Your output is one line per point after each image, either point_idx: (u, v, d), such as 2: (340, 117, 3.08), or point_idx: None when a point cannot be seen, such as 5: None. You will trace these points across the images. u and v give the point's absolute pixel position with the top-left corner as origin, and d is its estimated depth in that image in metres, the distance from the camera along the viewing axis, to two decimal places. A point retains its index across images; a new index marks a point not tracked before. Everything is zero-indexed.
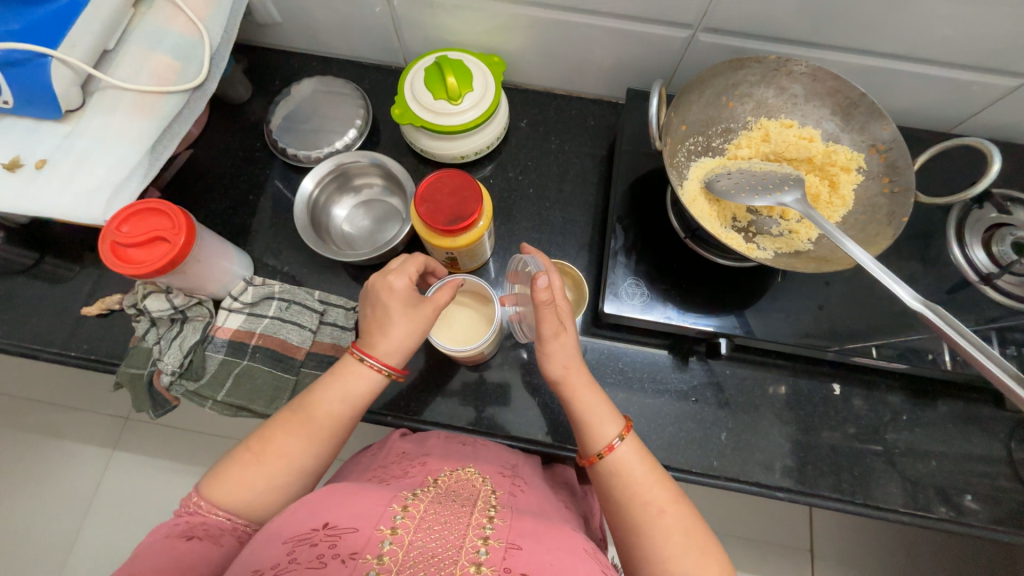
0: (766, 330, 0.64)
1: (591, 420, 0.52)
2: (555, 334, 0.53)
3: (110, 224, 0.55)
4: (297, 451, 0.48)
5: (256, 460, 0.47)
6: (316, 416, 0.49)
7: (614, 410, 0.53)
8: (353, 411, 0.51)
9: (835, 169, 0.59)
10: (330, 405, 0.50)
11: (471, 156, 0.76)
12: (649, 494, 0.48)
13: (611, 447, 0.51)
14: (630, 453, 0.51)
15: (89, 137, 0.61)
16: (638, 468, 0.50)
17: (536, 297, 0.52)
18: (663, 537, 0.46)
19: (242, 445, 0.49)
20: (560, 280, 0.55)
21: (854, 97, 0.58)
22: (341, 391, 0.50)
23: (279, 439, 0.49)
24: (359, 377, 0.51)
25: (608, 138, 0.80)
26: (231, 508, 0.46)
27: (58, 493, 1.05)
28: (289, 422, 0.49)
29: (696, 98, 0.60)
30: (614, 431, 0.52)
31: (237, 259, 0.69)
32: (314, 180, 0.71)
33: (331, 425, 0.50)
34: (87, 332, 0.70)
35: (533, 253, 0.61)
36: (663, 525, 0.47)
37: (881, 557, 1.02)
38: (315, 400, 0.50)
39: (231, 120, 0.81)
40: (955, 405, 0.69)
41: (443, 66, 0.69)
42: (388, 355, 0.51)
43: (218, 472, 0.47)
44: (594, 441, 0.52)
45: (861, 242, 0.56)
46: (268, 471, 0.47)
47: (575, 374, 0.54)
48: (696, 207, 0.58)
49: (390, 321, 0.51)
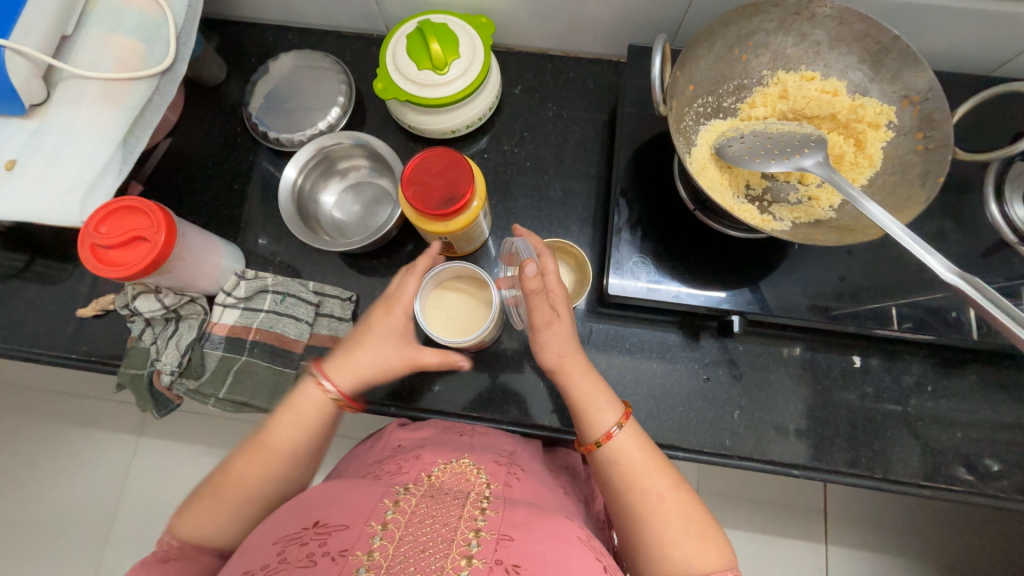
0: (782, 305, 0.60)
1: (588, 408, 0.51)
2: (547, 322, 0.51)
3: (87, 225, 0.53)
4: (256, 477, 0.48)
5: (217, 488, 0.48)
6: (272, 443, 0.49)
7: (612, 397, 0.52)
8: (309, 437, 0.51)
9: (861, 126, 0.54)
10: (285, 432, 0.50)
11: (462, 130, 0.70)
12: (648, 482, 0.47)
13: (608, 435, 0.49)
14: (628, 441, 0.50)
15: (57, 132, 0.58)
16: (637, 455, 0.49)
17: (525, 286, 0.49)
18: (662, 524, 0.45)
19: (205, 479, 0.49)
20: (554, 264, 0.54)
21: (885, 42, 0.51)
22: (296, 416, 0.51)
23: (240, 465, 0.49)
24: (312, 397, 0.51)
25: (609, 102, 0.74)
26: (196, 538, 0.46)
27: (87, 480, 1.10)
28: (246, 449, 0.50)
29: (704, 52, 0.54)
30: (612, 419, 0.50)
31: (226, 253, 0.67)
32: (296, 167, 0.67)
33: (286, 450, 0.50)
34: (86, 333, 0.69)
35: (524, 236, 0.59)
36: (663, 512, 0.46)
37: (898, 520, 1.02)
38: (270, 428, 0.50)
39: (209, 104, 0.77)
40: (983, 373, 0.65)
41: (426, 32, 0.63)
42: (349, 381, 0.52)
43: (188, 503, 0.48)
44: (591, 429, 0.50)
45: (889, 207, 0.51)
46: (228, 497, 0.47)
47: (569, 362, 0.52)
48: (705, 175, 0.53)
49: (365, 348, 0.52)
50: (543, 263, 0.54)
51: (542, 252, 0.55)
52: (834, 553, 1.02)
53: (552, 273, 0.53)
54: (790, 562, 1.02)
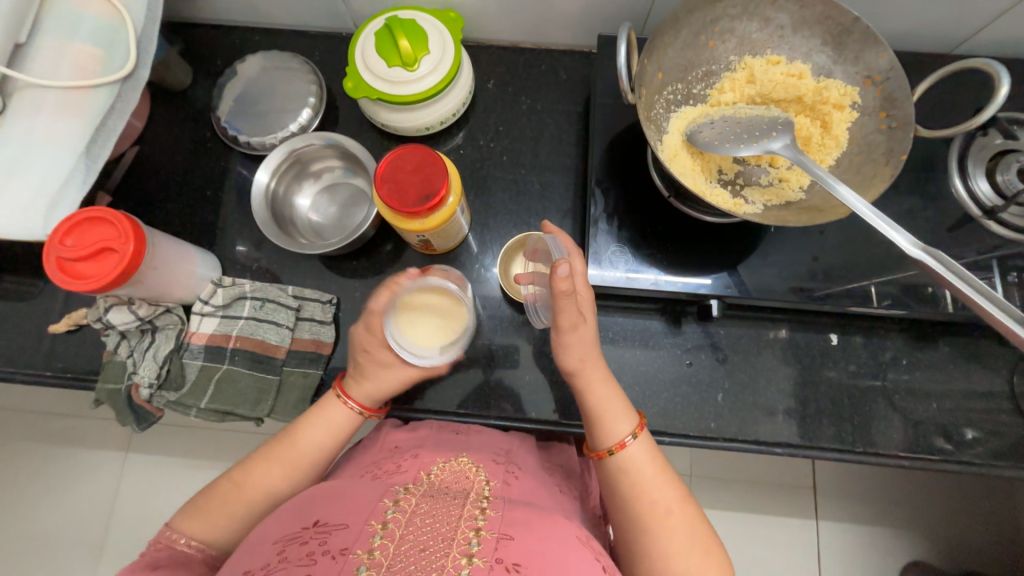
0: (759, 286, 0.61)
1: (605, 415, 0.52)
2: (573, 326, 0.52)
3: (53, 237, 0.52)
4: (275, 482, 0.51)
5: (237, 489, 0.50)
6: (299, 447, 0.53)
7: (629, 407, 0.53)
8: (334, 446, 0.56)
9: (827, 107, 0.54)
10: (312, 435, 0.54)
11: (437, 126, 0.70)
12: (657, 494, 0.49)
13: (622, 444, 0.51)
14: (640, 451, 0.51)
15: (15, 143, 0.56)
16: (649, 467, 0.50)
17: (557, 288, 0.49)
18: (669, 535, 0.47)
19: (224, 475, 0.52)
20: (582, 265, 0.53)
21: (846, 23, 0.52)
22: (323, 423, 0.55)
23: (261, 470, 0.52)
24: (339, 411, 0.56)
25: (582, 92, 0.74)
26: (202, 536, 0.48)
27: (74, 501, 1.07)
28: (270, 453, 0.53)
29: (671, 40, 0.54)
30: (627, 428, 0.52)
31: (202, 261, 0.66)
32: (268, 171, 0.66)
33: (313, 456, 0.54)
34: (60, 349, 0.68)
35: (555, 233, 0.58)
36: (670, 524, 0.48)
37: (884, 491, 1.04)
38: (298, 430, 0.54)
39: (176, 109, 0.76)
40: (954, 344, 0.67)
41: (394, 29, 0.62)
42: (371, 399, 0.58)
43: (197, 502, 0.50)
44: (606, 437, 0.52)
45: (856, 185, 0.52)
46: (248, 497, 0.50)
47: (590, 367, 0.54)
48: (678, 162, 0.54)
49: (378, 377, 0.57)
50: (573, 262, 0.54)
51: (572, 252, 0.55)
52: (823, 527, 1.04)
53: (579, 275, 0.53)
54: (782, 538, 1.04)
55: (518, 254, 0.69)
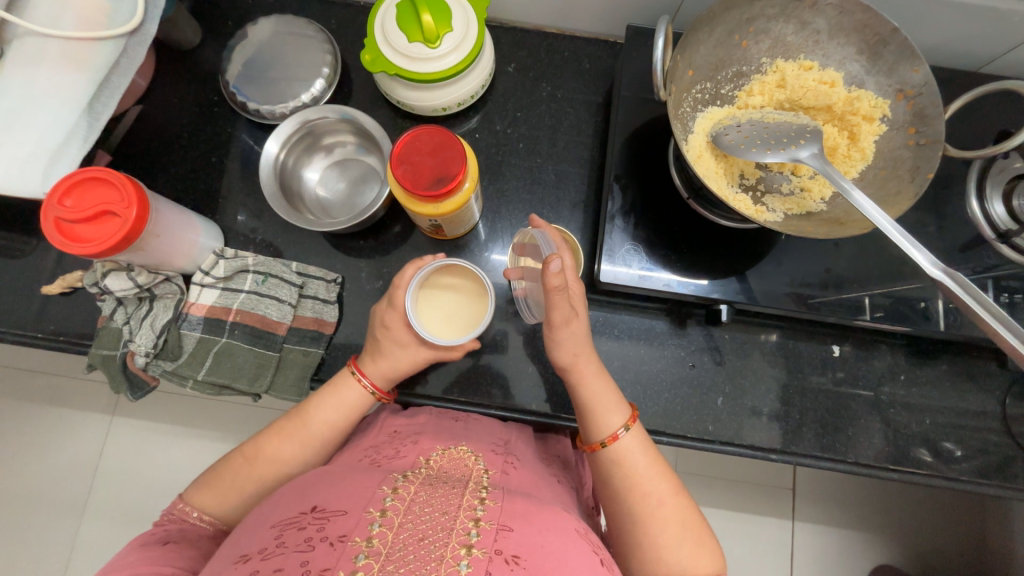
0: (769, 295, 0.61)
1: (597, 409, 0.53)
2: (565, 321, 0.51)
3: (51, 196, 0.50)
4: (285, 459, 0.52)
5: (250, 464, 0.51)
6: (312, 425, 0.53)
7: (622, 400, 0.54)
8: (346, 425, 0.55)
9: (856, 118, 0.54)
10: (323, 415, 0.54)
11: (454, 107, 0.68)
12: (650, 486, 0.49)
13: (614, 437, 0.51)
14: (632, 444, 0.51)
15: (13, 94, 0.53)
16: (641, 458, 0.51)
17: (548, 284, 0.48)
18: (661, 528, 0.48)
19: (237, 450, 0.52)
20: (572, 259, 0.52)
21: (884, 34, 0.51)
22: (336, 402, 0.55)
23: (271, 446, 0.52)
24: (353, 390, 0.56)
25: (604, 83, 0.73)
26: (213, 511, 0.49)
27: (58, 462, 1.06)
28: (284, 429, 0.53)
29: (705, 36, 0.53)
30: (618, 422, 0.52)
31: (204, 230, 0.64)
32: (278, 142, 0.64)
33: (325, 435, 0.54)
34: (52, 311, 0.66)
35: (542, 227, 0.58)
36: (662, 517, 0.48)
37: (861, 498, 1.07)
38: (311, 408, 0.54)
39: (182, 69, 0.72)
40: (952, 362, 0.68)
41: (417, 2, 0.60)
42: (386, 382, 0.57)
43: (208, 477, 0.51)
44: (599, 429, 0.52)
45: (879, 201, 0.52)
46: (259, 474, 0.51)
47: (582, 363, 0.54)
48: (702, 164, 0.53)
49: (391, 356, 0.56)
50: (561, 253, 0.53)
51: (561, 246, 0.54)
52: (800, 528, 1.07)
53: (568, 270, 0.53)
54: (760, 537, 1.06)
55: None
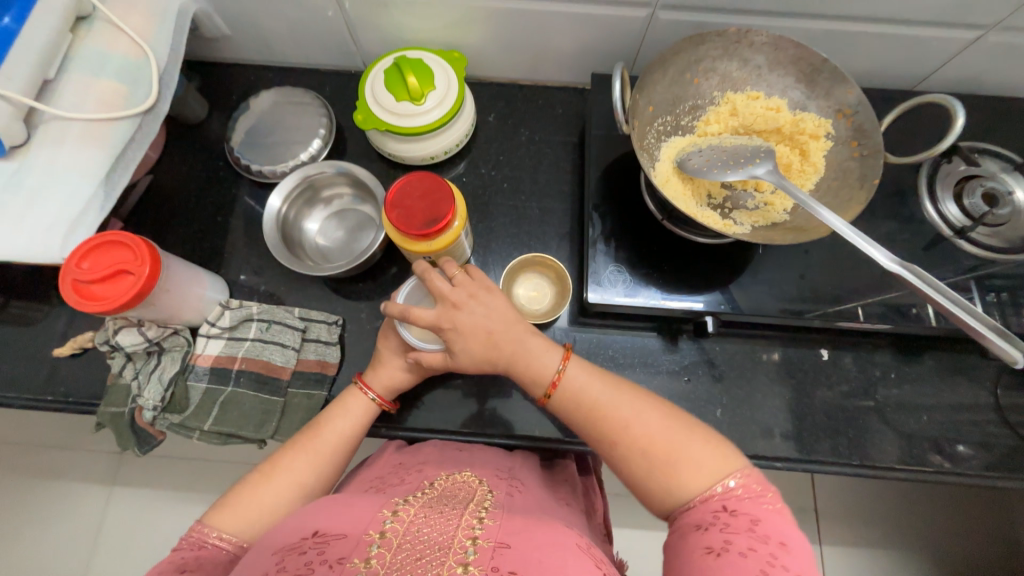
0: (752, 304, 0.64)
1: (528, 361, 0.51)
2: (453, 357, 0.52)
3: (70, 259, 0.53)
4: (303, 469, 0.52)
5: (267, 478, 0.51)
6: (326, 436, 0.54)
7: (550, 342, 0.52)
8: (356, 438, 0.56)
9: (804, 137, 0.59)
10: (334, 427, 0.55)
11: (441, 155, 0.74)
12: (614, 412, 0.47)
13: (554, 381, 0.50)
14: (576, 375, 0.50)
15: (38, 172, 0.58)
16: (591, 384, 0.49)
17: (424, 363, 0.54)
18: (638, 449, 0.45)
19: (254, 469, 0.52)
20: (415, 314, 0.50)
21: (817, 63, 0.58)
22: (343, 413, 0.56)
23: (288, 458, 0.52)
24: (359, 402, 0.58)
25: (577, 124, 0.79)
26: (234, 530, 0.47)
27: (58, 537, 1.03)
28: (299, 443, 0.54)
29: (660, 76, 0.59)
30: (553, 360, 0.51)
31: (210, 284, 0.67)
32: (280, 196, 0.69)
33: (338, 447, 0.54)
34: (63, 374, 0.67)
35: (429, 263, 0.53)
36: (633, 437, 0.45)
37: (883, 511, 1.04)
38: (325, 421, 0.56)
39: (190, 141, 0.79)
40: (939, 357, 0.70)
41: (402, 67, 0.67)
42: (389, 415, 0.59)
43: (226, 499, 0.49)
44: (539, 382, 0.51)
45: (836, 207, 0.56)
46: (277, 487, 0.50)
47: (500, 336, 0.51)
48: (670, 187, 0.58)
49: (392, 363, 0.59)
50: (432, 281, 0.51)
51: (426, 270, 0.51)
52: (828, 549, 1.03)
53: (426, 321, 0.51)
54: None
55: (520, 275, 0.71)
